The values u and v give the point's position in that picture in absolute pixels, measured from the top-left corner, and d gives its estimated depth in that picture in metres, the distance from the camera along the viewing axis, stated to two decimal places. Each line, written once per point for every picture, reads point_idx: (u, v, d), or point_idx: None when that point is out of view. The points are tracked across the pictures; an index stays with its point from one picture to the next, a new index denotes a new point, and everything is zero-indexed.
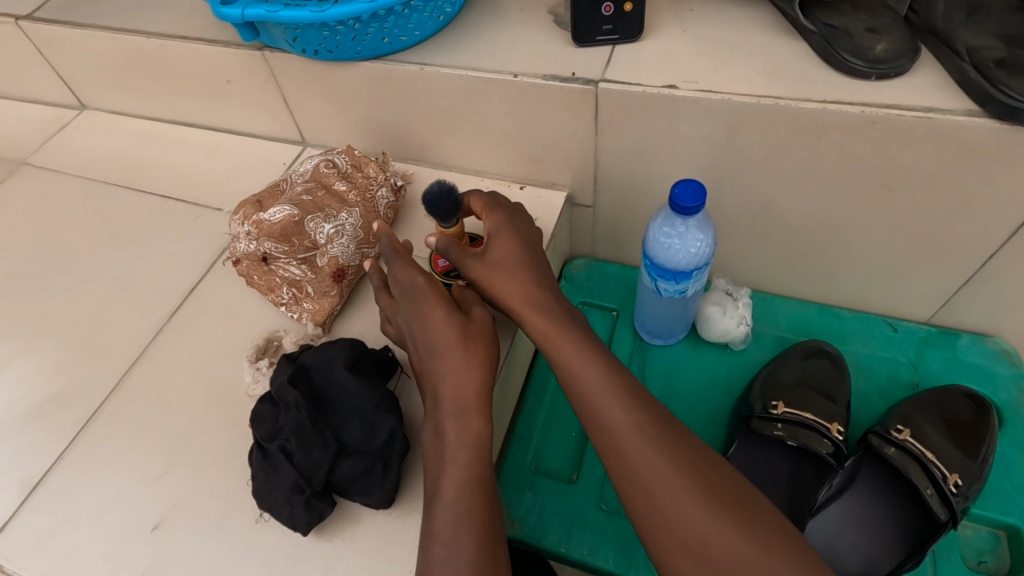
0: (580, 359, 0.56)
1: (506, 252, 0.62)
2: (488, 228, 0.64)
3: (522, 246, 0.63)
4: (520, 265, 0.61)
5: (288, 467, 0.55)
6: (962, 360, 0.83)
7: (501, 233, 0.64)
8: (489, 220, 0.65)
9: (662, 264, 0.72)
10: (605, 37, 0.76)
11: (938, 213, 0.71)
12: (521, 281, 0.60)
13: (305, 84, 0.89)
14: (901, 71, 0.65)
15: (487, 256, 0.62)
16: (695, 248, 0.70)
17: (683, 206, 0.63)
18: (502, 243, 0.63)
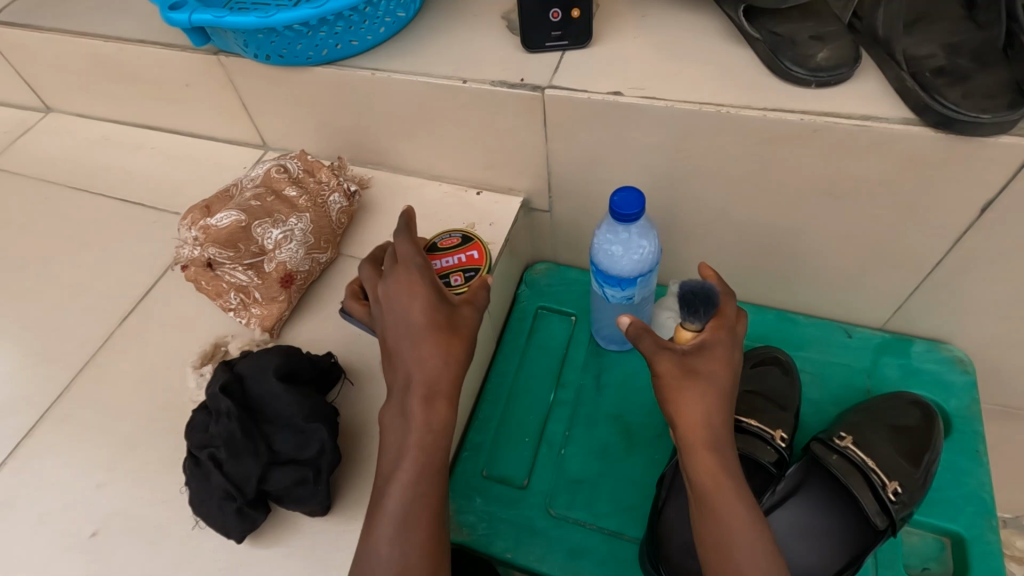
0: (702, 430, 0.55)
1: (710, 369, 0.57)
2: (706, 342, 0.58)
3: (723, 367, 0.57)
4: (716, 387, 0.56)
5: (218, 475, 0.55)
6: (916, 367, 0.83)
7: (716, 347, 0.58)
8: (712, 332, 0.59)
9: (607, 271, 0.74)
10: (555, 43, 0.76)
11: (883, 221, 0.72)
12: (704, 398, 0.55)
13: (262, 88, 0.89)
14: (843, 79, 0.65)
15: (689, 366, 0.56)
16: (638, 254, 0.72)
17: (623, 213, 0.66)
18: (709, 356, 0.57)
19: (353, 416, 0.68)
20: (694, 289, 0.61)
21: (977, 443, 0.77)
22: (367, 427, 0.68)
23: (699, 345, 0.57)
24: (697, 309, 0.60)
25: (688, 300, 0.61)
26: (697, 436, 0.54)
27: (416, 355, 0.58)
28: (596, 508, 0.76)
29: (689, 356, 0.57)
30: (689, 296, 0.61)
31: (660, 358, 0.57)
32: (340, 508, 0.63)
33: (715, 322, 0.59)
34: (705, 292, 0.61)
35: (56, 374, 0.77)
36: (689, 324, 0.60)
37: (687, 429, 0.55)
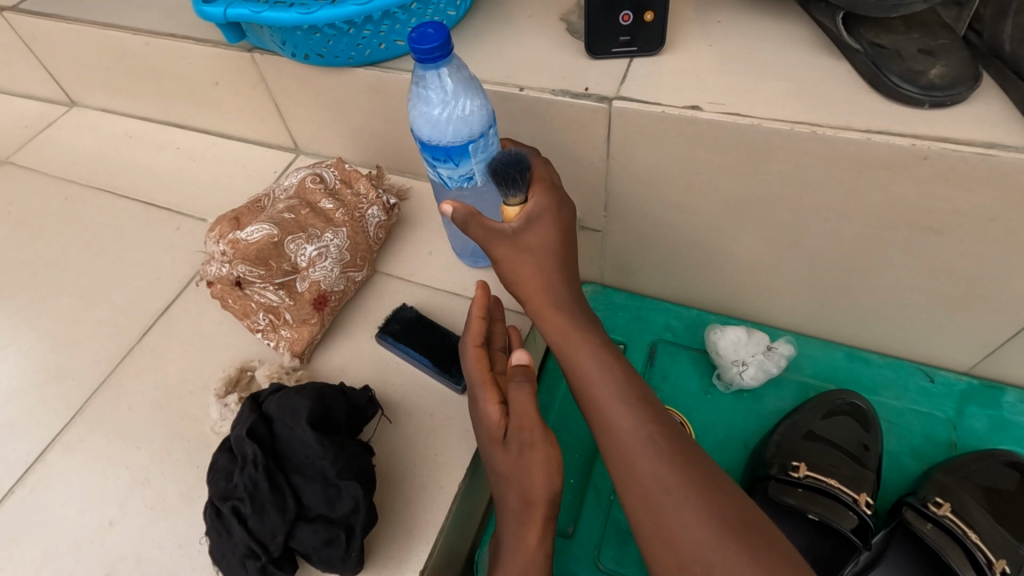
0: (541, 289, 0.57)
1: (535, 236, 0.57)
2: (530, 210, 0.56)
3: (550, 229, 0.57)
4: (548, 254, 0.57)
5: (240, 533, 0.49)
6: (1007, 421, 0.75)
7: (544, 214, 0.57)
8: (536, 198, 0.57)
9: (431, 140, 0.58)
10: (621, 49, 0.69)
11: (989, 261, 0.63)
12: (544, 265, 0.57)
13: (296, 90, 0.83)
14: (958, 100, 0.57)
15: (521, 242, 0.56)
16: (464, 117, 0.57)
17: (421, 49, 0.52)
18: (538, 225, 0.57)
19: (389, 457, 0.62)
20: (501, 160, 0.56)
21: None
22: (402, 471, 0.61)
23: (528, 218, 0.56)
24: (512, 179, 0.56)
25: (502, 173, 0.56)
26: (535, 295, 0.57)
27: (482, 409, 0.56)
28: (649, 565, 0.70)
29: (518, 236, 0.56)
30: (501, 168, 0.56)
31: (495, 244, 0.56)
32: (372, 566, 0.56)
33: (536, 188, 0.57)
34: (518, 159, 0.56)
35: (67, 392, 0.71)
36: (513, 199, 0.57)
37: (531, 292, 0.57)
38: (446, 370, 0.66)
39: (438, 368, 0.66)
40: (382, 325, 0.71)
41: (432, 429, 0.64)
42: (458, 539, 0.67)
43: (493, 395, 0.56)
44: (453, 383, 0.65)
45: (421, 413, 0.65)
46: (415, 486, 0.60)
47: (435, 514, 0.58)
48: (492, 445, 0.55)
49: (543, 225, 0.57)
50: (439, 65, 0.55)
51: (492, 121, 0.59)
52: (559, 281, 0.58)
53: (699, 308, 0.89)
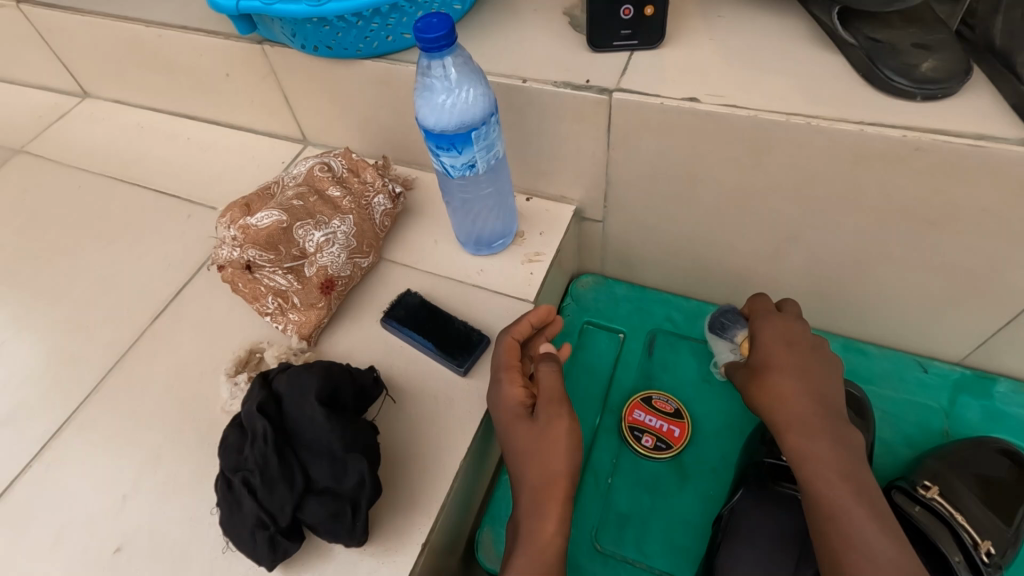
0: (818, 414, 0.57)
1: (788, 354, 0.61)
2: (770, 328, 0.65)
3: (823, 361, 0.61)
4: (825, 378, 0.60)
5: (250, 504, 0.51)
6: (1000, 411, 0.76)
7: (801, 338, 0.63)
8: (777, 321, 0.65)
9: (435, 127, 0.60)
10: (623, 42, 0.70)
11: (980, 252, 0.65)
12: (786, 390, 0.59)
13: (306, 81, 0.85)
14: (951, 93, 0.58)
15: (771, 362, 0.61)
16: (468, 104, 0.59)
17: (427, 38, 0.54)
18: (800, 348, 0.62)
19: (393, 437, 0.64)
20: (717, 321, 0.80)
21: None
22: (407, 450, 0.63)
23: (768, 338, 0.64)
24: (723, 324, 0.79)
25: (720, 326, 0.80)
26: (813, 417, 0.57)
27: (505, 389, 0.60)
28: (646, 546, 0.72)
29: (771, 359, 0.62)
30: (715, 325, 0.81)
31: (773, 363, 0.61)
32: (377, 541, 0.58)
33: (784, 314, 0.67)
34: (722, 315, 0.80)
35: (83, 373, 0.74)
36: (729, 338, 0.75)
37: (788, 411, 0.58)
38: (449, 354, 0.68)
39: (443, 351, 0.68)
40: (388, 310, 0.73)
41: (436, 411, 0.65)
42: (460, 519, 0.69)
43: (517, 380, 0.60)
44: (456, 365, 0.67)
45: (425, 396, 0.67)
46: (419, 464, 0.62)
47: (438, 491, 0.60)
48: (515, 421, 0.57)
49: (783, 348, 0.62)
50: (444, 54, 0.57)
51: (494, 110, 0.61)
52: (831, 419, 0.57)
53: (699, 300, 0.90)
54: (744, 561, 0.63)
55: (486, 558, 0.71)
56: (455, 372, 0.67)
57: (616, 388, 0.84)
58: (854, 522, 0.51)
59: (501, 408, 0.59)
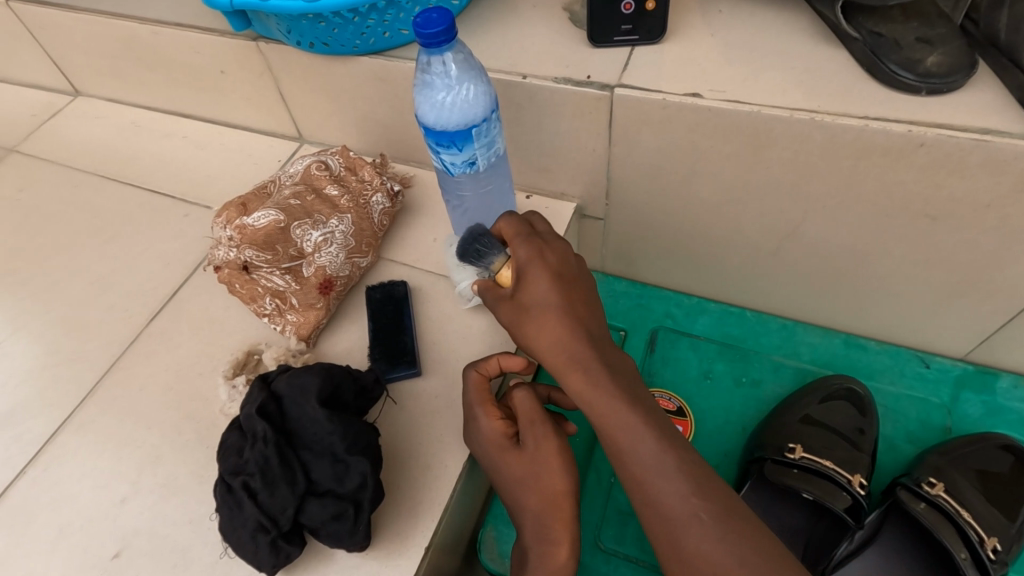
0: (563, 351, 0.49)
1: (536, 288, 0.51)
2: (518, 262, 0.53)
3: (551, 278, 0.51)
4: (552, 306, 0.50)
5: (250, 507, 0.50)
6: (1001, 406, 0.76)
7: (536, 262, 0.52)
8: (522, 250, 0.53)
9: (435, 125, 0.59)
10: (623, 38, 0.69)
11: (985, 247, 0.64)
12: (557, 332, 0.49)
13: (302, 78, 0.84)
14: (954, 88, 0.58)
15: (518, 299, 0.52)
16: (467, 102, 0.58)
17: (427, 34, 0.53)
18: (529, 278, 0.51)
19: (392, 438, 0.63)
20: (461, 241, 0.59)
21: None
22: (409, 451, 0.62)
23: (517, 271, 0.52)
24: (479, 250, 0.56)
25: (470, 244, 0.57)
26: (561, 359, 0.49)
27: (483, 424, 0.57)
28: (649, 545, 0.71)
29: (517, 299, 0.52)
30: (465, 245, 0.58)
31: (501, 306, 0.54)
32: (376, 544, 0.57)
33: (517, 241, 0.54)
34: (473, 232, 0.58)
35: (79, 375, 0.72)
36: (492, 266, 0.55)
37: (551, 357, 0.50)
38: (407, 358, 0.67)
39: (405, 353, 0.68)
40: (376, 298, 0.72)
41: (437, 411, 0.65)
42: (462, 520, 0.68)
43: (492, 410, 0.58)
44: (411, 370, 0.67)
45: (425, 396, 0.66)
46: (420, 466, 0.61)
47: (441, 493, 0.59)
48: (504, 454, 0.55)
49: (527, 268, 0.52)
50: (445, 50, 0.56)
51: (495, 108, 0.60)
52: (604, 360, 0.49)
53: (699, 297, 0.90)
54: None
55: (489, 558, 0.71)
56: (408, 377, 0.67)
57: None
58: (675, 480, 0.44)
59: (488, 442, 0.57)
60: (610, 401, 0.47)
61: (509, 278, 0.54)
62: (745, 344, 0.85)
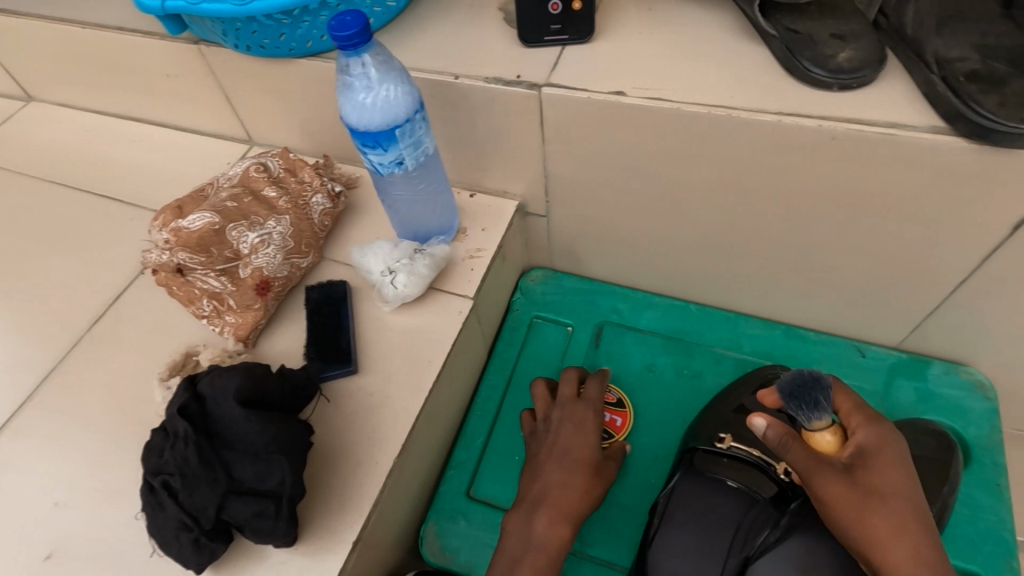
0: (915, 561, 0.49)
1: (881, 475, 0.52)
2: (862, 445, 0.54)
3: (895, 479, 0.53)
4: (899, 496, 0.52)
5: (171, 506, 0.52)
6: (932, 392, 0.78)
7: (895, 466, 0.53)
8: (863, 431, 0.55)
9: (358, 126, 0.60)
10: (553, 37, 0.70)
11: (904, 238, 0.66)
12: (897, 512, 0.51)
13: (245, 81, 0.84)
14: (865, 82, 0.59)
15: (857, 480, 0.52)
16: (390, 102, 0.59)
17: (341, 37, 0.54)
18: (891, 475, 0.53)
19: (326, 435, 0.64)
20: (793, 379, 0.57)
21: (997, 476, 0.71)
22: (342, 448, 0.63)
23: (858, 451, 0.54)
24: (813, 401, 0.55)
25: (800, 392, 0.56)
26: (890, 530, 0.50)
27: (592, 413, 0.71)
28: (588, 535, 0.73)
29: (855, 469, 0.53)
30: (796, 383, 0.56)
31: (823, 471, 0.52)
32: (306, 539, 0.58)
33: (860, 420, 0.55)
34: (806, 377, 0.56)
35: (21, 380, 0.73)
36: (812, 422, 0.55)
37: (846, 511, 0.51)
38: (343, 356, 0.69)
39: (341, 352, 0.69)
40: (316, 298, 0.73)
41: (372, 408, 0.66)
42: (402, 514, 0.70)
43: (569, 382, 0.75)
44: (346, 367, 0.68)
45: (361, 394, 0.67)
46: (352, 462, 0.62)
47: (372, 488, 0.61)
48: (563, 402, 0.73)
49: (884, 474, 0.53)
50: (361, 51, 0.57)
51: (417, 108, 0.61)
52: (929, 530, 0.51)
53: (646, 291, 0.91)
54: (678, 546, 0.66)
55: (430, 551, 0.73)
56: (344, 375, 0.68)
57: None
58: None
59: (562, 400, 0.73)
60: (914, 548, 0.49)
61: (836, 444, 0.55)
62: (688, 336, 0.87)
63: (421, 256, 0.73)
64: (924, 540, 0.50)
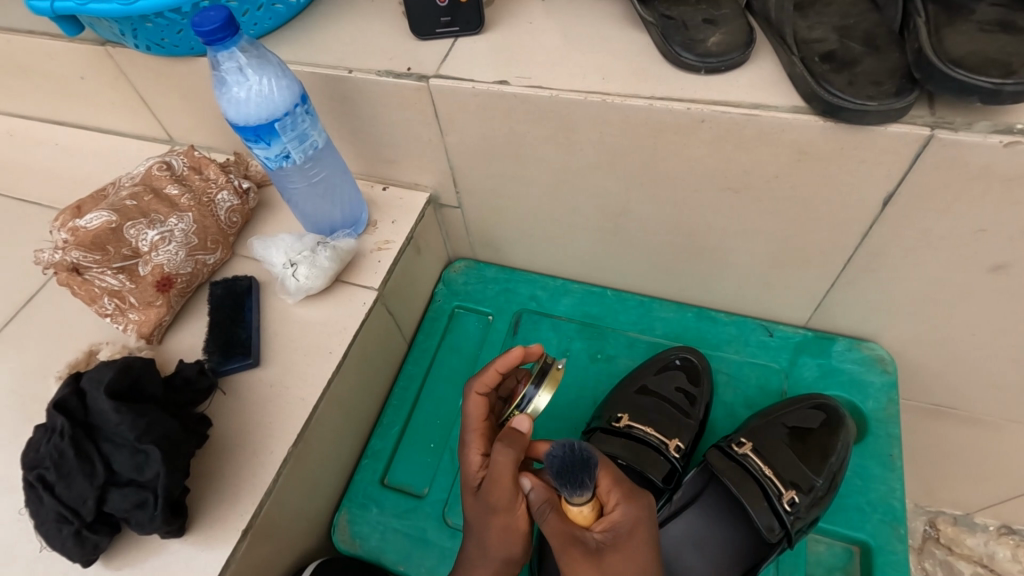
0: None
1: (634, 560, 0.49)
2: (616, 525, 0.49)
3: (641, 548, 0.49)
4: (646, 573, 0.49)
5: (48, 499, 0.53)
6: (834, 368, 0.80)
7: (626, 531, 0.49)
8: (619, 511, 0.49)
9: (237, 123, 0.61)
10: (445, 30, 0.71)
11: (787, 217, 0.67)
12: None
13: (154, 81, 0.84)
14: (733, 65, 0.61)
15: (603, 562, 0.47)
16: (267, 96, 0.61)
17: (203, 31, 0.55)
18: (625, 550, 0.48)
19: (225, 426, 0.65)
20: (563, 453, 0.47)
21: (890, 447, 0.74)
22: (238, 439, 0.65)
23: (614, 532, 0.48)
24: (581, 480, 0.47)
25: (568, 470, 0.47)
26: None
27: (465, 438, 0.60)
28: None
29: (604, 550, 0.48)
30: (564, 461, 0.47)
31: (569, 554, 0.47)
32: (197, 527, 0.59)
33: (618, 498, 0.50)
34: (582, 453, 0.47)
35: None
36: (576, 497, 0.48)
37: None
38: (245, 351, 0.69)
39: (241, 345, 0.70)
40: (223, 293, 0.74)
41: (270, 398, 0.67)
42: (309, 505, 0.71)
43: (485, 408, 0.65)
44: (247, 360, 0.69)
45: (261, 386, 0.68)
46: (248, 451, 0.64)
47: (267, 477, 0.62)
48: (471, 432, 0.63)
49: (624, 539, 0.49)
50: (229, 45, 0.58)
51: (297, 100, 0.62)
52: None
53: (565, 279, 0.92)
54: None
55: (340, 539, 0.74)
56: (245, 368, 0.69)
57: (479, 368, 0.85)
58: None
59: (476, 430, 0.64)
60: None
61: (591, 517, 0.49)
62: (604, 322, 0.88)
63: (322, 249, 0.73)
64: None
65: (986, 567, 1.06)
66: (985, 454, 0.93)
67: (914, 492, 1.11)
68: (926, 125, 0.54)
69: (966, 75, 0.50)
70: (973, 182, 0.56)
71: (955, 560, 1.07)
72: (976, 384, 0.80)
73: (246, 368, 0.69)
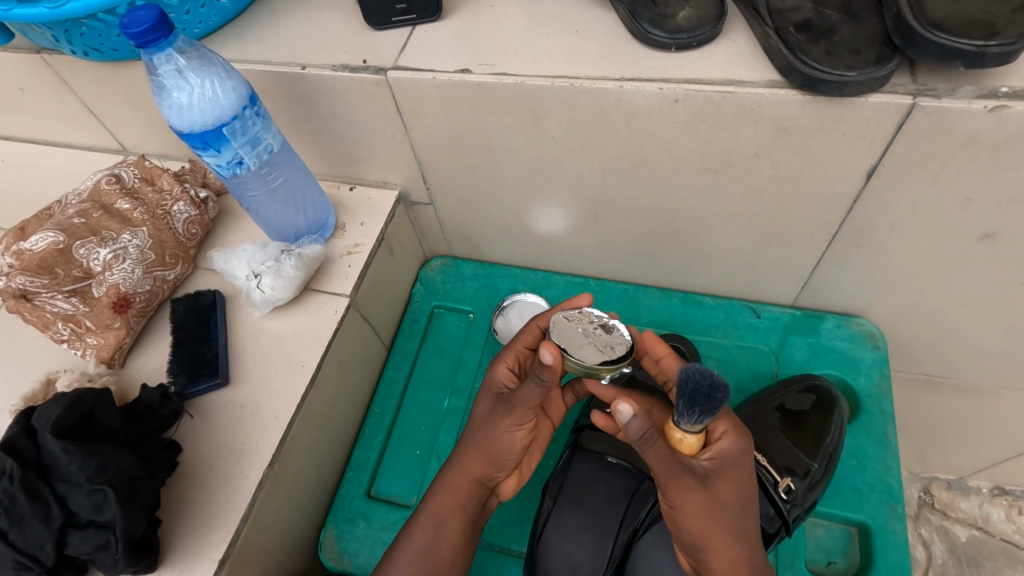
0: (736, 546, 0.51)
1: (731, 483, 0.50)
2: (724, 453, 0.48)
3: (741, 477, 0.51)
4: (738, 498, 0.51)
5: (3, 547, 0.50)
6: (824, 347, 0.78)
7: (735, 462, 0.49)
8: (729, 441, 0.49)
9: (182, 131, 0.57)
10: (401, 18, 0.67)
11: (770, 196, 0.65)
12: (733, 517, 0.50)
13: (98, 89, 0.79)
14: (705, 40, 0.58)
15: (712, 486, 0.49)
16: (211, 99, 0.56)
17: (132, 31, 0.50)
18: (730, 475, 0.49)
19: (196, 451, 0.62)
20: (699, 380, 0.43)
21: (884, 425, 0.73)
22: (210, 464, 0.61)
23: (720, 460, 0.48)
24: (704, 409, 0.43)
25: (700, 399, 0.43)
26: (703, 523, 0.49)
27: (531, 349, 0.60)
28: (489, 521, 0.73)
29: (711, 475, 0.49)
30: (694, 390, 0.43)
31: (678, 481, 0.47)
32: (172, 560, 0.57)
33: (728, 427, 0.49)
34: (713, 388, 0.42)
35: None
36: (689, 425, 0.45)
37: (693, 522, 0.50)
38: (211, 371, 0.66)
39: (208, 365, 0.67)
40: (185, 310, 0.70)
41: (242, 419, 0.64)
42: (294, 523, 0.68)
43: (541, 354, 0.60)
44: (214, 379, 0.66)
45: (233, 405, 0.65)
46: (221, 476, 0.61)
47: (244, 501, 0.59)
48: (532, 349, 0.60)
49: (730, 467, 0.49)
50: (164, 46, 0.54)
51: (245, 101, 0.58)
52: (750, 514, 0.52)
53: (546, 271, 0.89)
54: (570, 527, 0.64)
55: (329, 557, 0.72)
56: (214, 389, 0.66)
57: (463, 370, 0.82)
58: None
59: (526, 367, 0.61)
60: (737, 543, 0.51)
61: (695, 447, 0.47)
62: None
63: (287, 258, 0.70)
64: (739, 533, 0.51)
65: (981, 529, 1.06)
66: (978, 422, 0.93)
67: (907, 460, 1.11)
68: (909, 94, 0.52)
69: (948, 37, 0.47)
70: (960, 149, 0.54)
71: (949, 524, 1.08)
72: (966, 354, 0.79)
73: (214, 387, 0.66)
